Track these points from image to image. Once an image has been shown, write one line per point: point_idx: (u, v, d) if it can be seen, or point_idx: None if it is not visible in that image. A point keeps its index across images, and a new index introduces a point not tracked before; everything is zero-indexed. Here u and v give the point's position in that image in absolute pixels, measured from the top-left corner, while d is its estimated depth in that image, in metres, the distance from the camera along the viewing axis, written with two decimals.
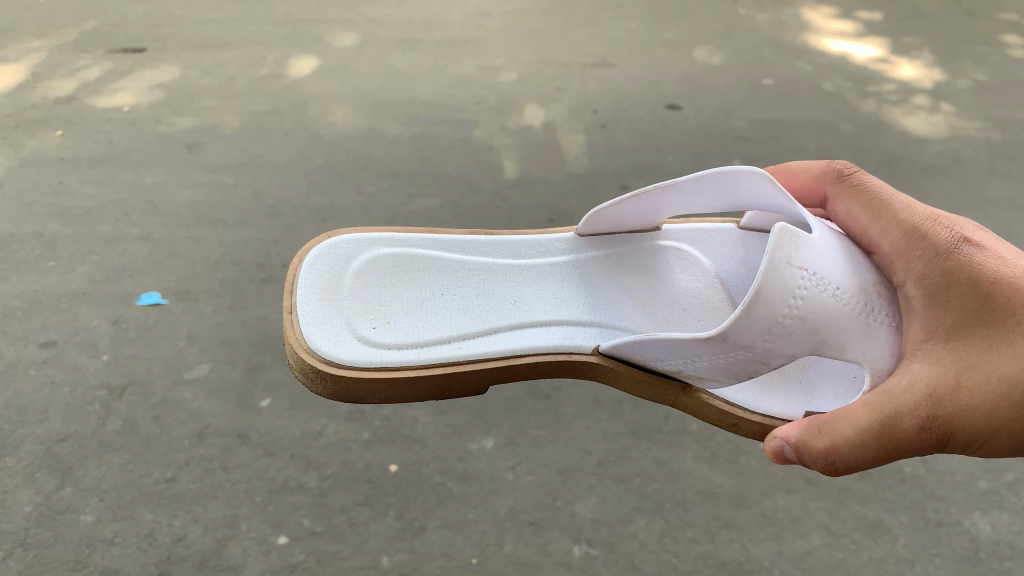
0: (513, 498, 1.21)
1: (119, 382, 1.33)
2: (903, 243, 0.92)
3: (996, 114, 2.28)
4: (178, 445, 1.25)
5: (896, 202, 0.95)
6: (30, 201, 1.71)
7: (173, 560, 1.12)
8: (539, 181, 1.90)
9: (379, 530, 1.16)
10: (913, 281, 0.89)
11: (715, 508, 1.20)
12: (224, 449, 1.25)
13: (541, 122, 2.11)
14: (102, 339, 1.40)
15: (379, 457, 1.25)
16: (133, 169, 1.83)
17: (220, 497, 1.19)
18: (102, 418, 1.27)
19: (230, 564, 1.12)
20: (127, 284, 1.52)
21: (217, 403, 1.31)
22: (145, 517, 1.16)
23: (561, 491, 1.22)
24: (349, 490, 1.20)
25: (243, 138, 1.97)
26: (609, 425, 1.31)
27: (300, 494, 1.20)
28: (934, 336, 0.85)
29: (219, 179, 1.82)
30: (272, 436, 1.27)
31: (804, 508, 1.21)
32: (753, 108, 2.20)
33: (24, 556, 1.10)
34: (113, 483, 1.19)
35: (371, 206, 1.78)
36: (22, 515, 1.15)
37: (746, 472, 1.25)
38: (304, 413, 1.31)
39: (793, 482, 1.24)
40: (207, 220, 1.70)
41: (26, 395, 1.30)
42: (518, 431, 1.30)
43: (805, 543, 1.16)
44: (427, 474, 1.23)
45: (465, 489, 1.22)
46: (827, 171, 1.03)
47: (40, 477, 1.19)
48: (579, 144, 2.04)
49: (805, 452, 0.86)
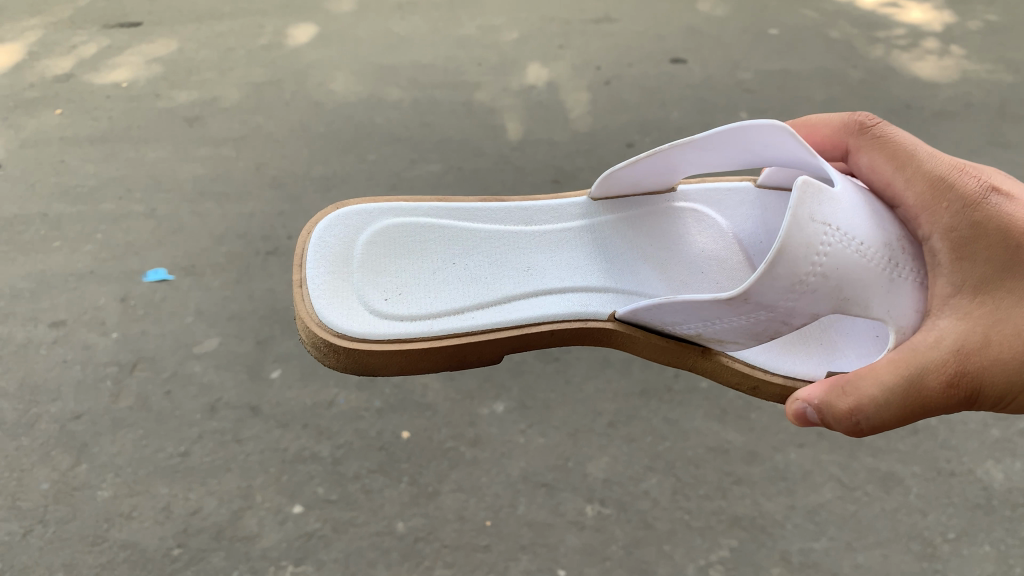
0: (525, 460, 1.20)
1: (129, 359, 1.32)
2: (929, 194, 0.89)
3: (1008, 55, 2.22)
4: (191, 419, 1.24)
5: (919, 154, 0.92)
6: (33, 181, 1.70)
7: (190, 532, 1.12)
8: (543, 142, 1.86)
9: (392, 496, 1.16)
10: (938, 234, 0.87)
11: (727, 464, 1.19)
12: (237, 421, 1.24)
13: (543, 81, 2.07)
14: (111, 316, 1.39)
15: (391, 424, 1.24)
16: (134, 145, 1.81)
17: (234, 469, 1.19)
18: (114, 394, 1.27)
19: (245, 535, 1.12)
20: (133, 261, 1.50)
21: (228, 376, 1.30)
22: (161, 490, 1.16)
23: (573, 452, 1.21)
24: (362, 458, 1.20)
25: (244, 110, 1.94)
26: (619, 385, 1.30)
27: (314, 464, 1.19)
28: (962, 291, 0.83)
29: (221, 152, 1.80)
30: (285, 407, 1.26)
31: (816, 461, 1.19)
32: (760, 59, 2.15)
33: (44, 532, 1.11)
34: (128, 458, 1.19)
35: (374, 173, 1.76)
36: (40, 492, 1.15)
37: (757, 428, 1.24)
38: (314, 383, 1.30)
39: (805, 436, 1.23)
40: (210, 194, 1.68)
41: (39, 374, 1.30)
42: (529, 395, 1.29)
43: (819, 497, 1.15)
44: (439, 440, 1.23)
45: (477, 454, 1.21)
46: (846, 123, 1.00)
47: (56, 455, 1.20)
48: (582, 102, 2.00)
49: (830, 412, 0.85)
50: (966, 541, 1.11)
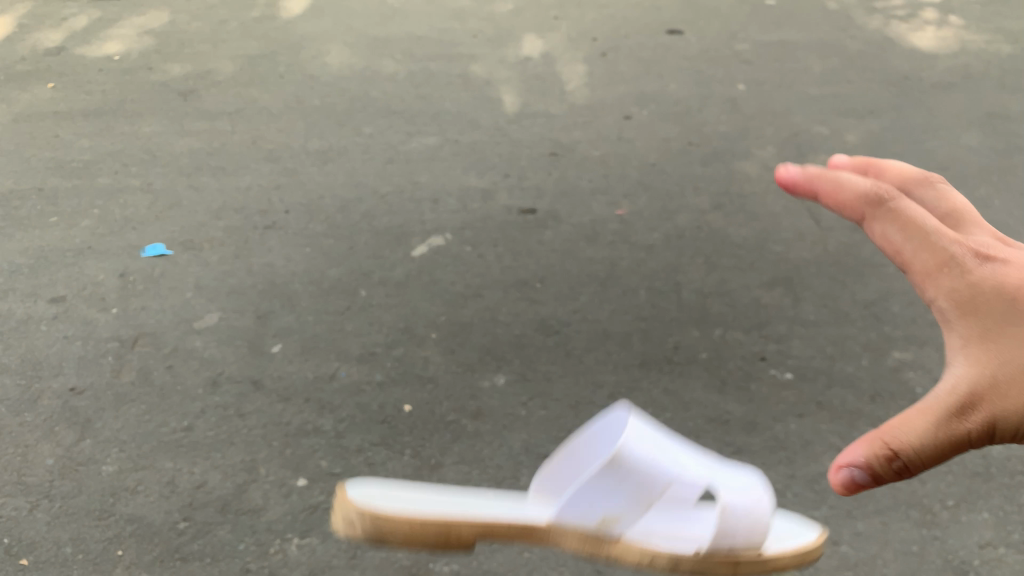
0: (528, 432, 1.20)
1: (130, 334, 1.33)
2: (928, 255, 0.66)
3: (1007, 26, 2.20)
4: (193, 393, 1.25)
5: (925, 222, 0.66)
6: (27, 156, 1.68)
7: (195, 506, 1.11)
8: (540, 115, 1.85)
9: (396, 468, 1.16)
10: (937, 305, 0.65)
11: (727, 434, 1.20)
12: (238, 396, 1.24)
13: (539, 53, 2.05)
14: (111, 292, 1.39)
15: (393, 398, 1.25)
16: (129, 119, 1.79)
17: (238, 443, 1.19)
18: (116, 369, 1.27)
19: (251, 508, 1.11)
20: (131, 237, 1.50)
21: (229, 350, 1.31)
22: (166, 465, 1.15)
23: (574, 424, 1.22)
24: (365, 431, 1.20)
25: (239, 83, 1.92)
26: (619, 357, 1.31)
27: (316, 437, 1.20)
28: (972, 336, 0.62)
29: (218, 127, 1.79)
30: (286, 381, 1.27)
31: (816, 432, 1.20)
32: (756, 30, 2.13)
33: (50, 507, 1.11)
34: (132, 434, 1.19)
35: (371, 146, 1.75)
36: (45, 467, 1.15)
37: (757, 399, 1.24)
38: (315, 358, 1.30)
39: (805, 407, 1.23)
40: (207, 168, 1.67)
41: (40, 349, 1.30)
42: (529, 367, 1.29)
43: (821, 466, 1.16)
44: (441, 413, 1.23)
45: (479, 426, 1.21)
46: (868, 190, 0.68)
47: (59, 430, 1.20)
48: (579, 74, 1.98)
49: (877, 466, 0.61)
50: (964, 509, 1.11)
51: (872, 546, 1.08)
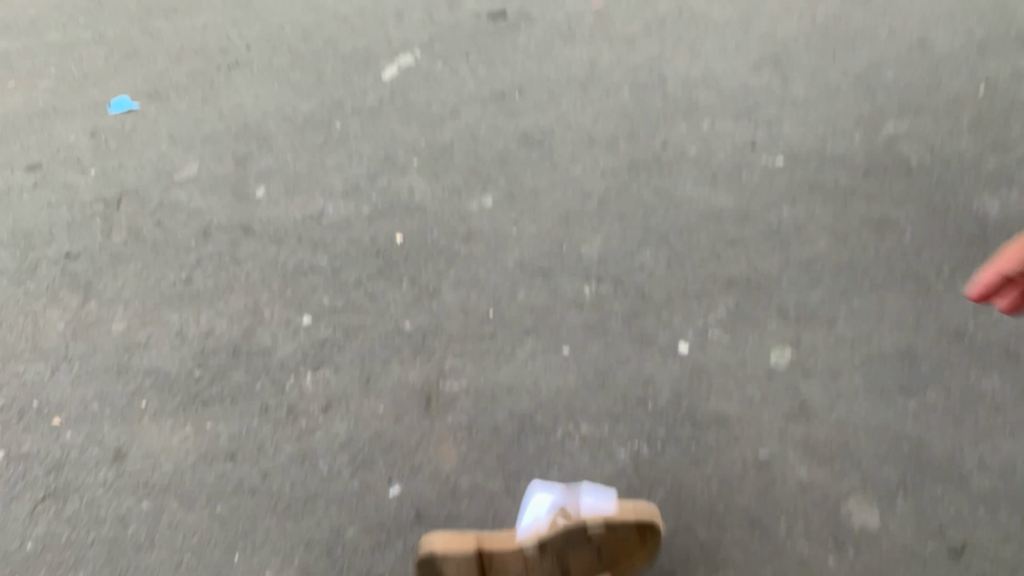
0: (520, 251, 1.50)
1: (113, 195, 1.69)
2: None
3: None
4: (186, 246, 1.58)
5: None
6: (67, 81, 1.99)
7: (208, 353, 1.40)
8: (520, 26, 1.98)
9: (397, 297, 1.45)
10: None
11: (717, 225, 1.51)
12: (232, 242, 1.57)
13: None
14: (86, 153, 1.79)
15: (384, 230, 1.57)
16: (151, 53, 2.04)
17: (237, 288, 1.49)
18: (108, 231, 1.62)
19: (264, 348, 1.40)
20: (94, 95, 1.94)
21: (214, 199, 1.66)
22: (172, 317, 1.46)
23: (565, 238, 1.52)
24: (362, 266, 1.51)
25: (248, 14, 2.14)
26: (605, 162, 1.65)
27: (314, 276, 1.50)
28: None
29: (233, 43, 2.05)
30: (275, 221, 1.60)
31: (803, 214, 1.51)
32: None
33: (71, 368, 1.40)
34: (133, 292, 1.50)
35: (371, 61, 1.94)
36: (58, 332, 1.45)
37: (744, 188, 1.57)
38: (300, 197, 1.65)
39: (785, 201, 1.54)
40: (205, 81, 1.95)
41: (26, 220, 1.66)
42: (517, 185, 1.62)
43: (807, 248, 1.46)
44: (433, 240, 1.54)
45: (470, 250, 1.52)
46: None
47: (64, 296, 1.51)
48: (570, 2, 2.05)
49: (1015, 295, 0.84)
50: (956, 272, 1.40)
51: (791, 331, 1.35)
